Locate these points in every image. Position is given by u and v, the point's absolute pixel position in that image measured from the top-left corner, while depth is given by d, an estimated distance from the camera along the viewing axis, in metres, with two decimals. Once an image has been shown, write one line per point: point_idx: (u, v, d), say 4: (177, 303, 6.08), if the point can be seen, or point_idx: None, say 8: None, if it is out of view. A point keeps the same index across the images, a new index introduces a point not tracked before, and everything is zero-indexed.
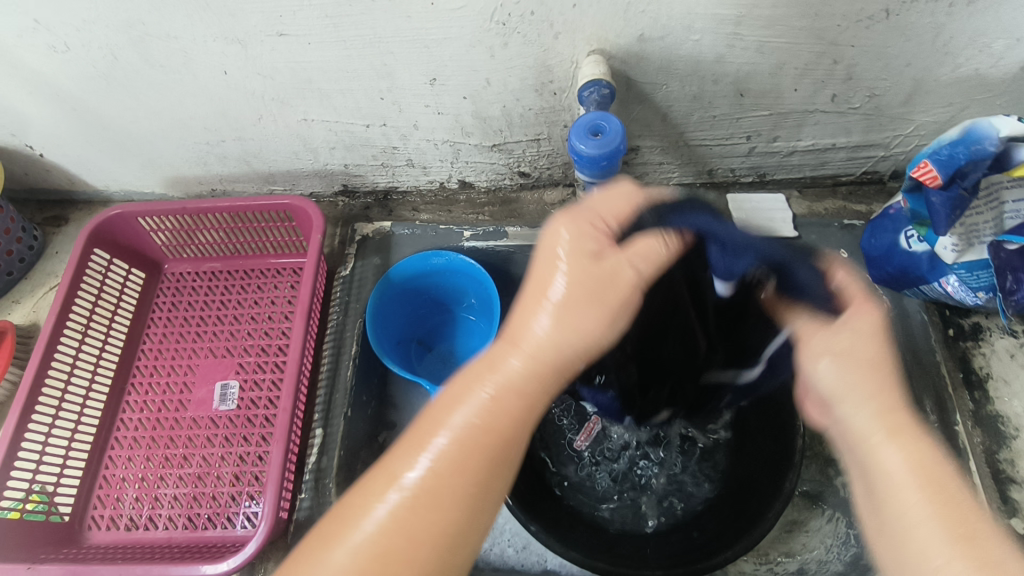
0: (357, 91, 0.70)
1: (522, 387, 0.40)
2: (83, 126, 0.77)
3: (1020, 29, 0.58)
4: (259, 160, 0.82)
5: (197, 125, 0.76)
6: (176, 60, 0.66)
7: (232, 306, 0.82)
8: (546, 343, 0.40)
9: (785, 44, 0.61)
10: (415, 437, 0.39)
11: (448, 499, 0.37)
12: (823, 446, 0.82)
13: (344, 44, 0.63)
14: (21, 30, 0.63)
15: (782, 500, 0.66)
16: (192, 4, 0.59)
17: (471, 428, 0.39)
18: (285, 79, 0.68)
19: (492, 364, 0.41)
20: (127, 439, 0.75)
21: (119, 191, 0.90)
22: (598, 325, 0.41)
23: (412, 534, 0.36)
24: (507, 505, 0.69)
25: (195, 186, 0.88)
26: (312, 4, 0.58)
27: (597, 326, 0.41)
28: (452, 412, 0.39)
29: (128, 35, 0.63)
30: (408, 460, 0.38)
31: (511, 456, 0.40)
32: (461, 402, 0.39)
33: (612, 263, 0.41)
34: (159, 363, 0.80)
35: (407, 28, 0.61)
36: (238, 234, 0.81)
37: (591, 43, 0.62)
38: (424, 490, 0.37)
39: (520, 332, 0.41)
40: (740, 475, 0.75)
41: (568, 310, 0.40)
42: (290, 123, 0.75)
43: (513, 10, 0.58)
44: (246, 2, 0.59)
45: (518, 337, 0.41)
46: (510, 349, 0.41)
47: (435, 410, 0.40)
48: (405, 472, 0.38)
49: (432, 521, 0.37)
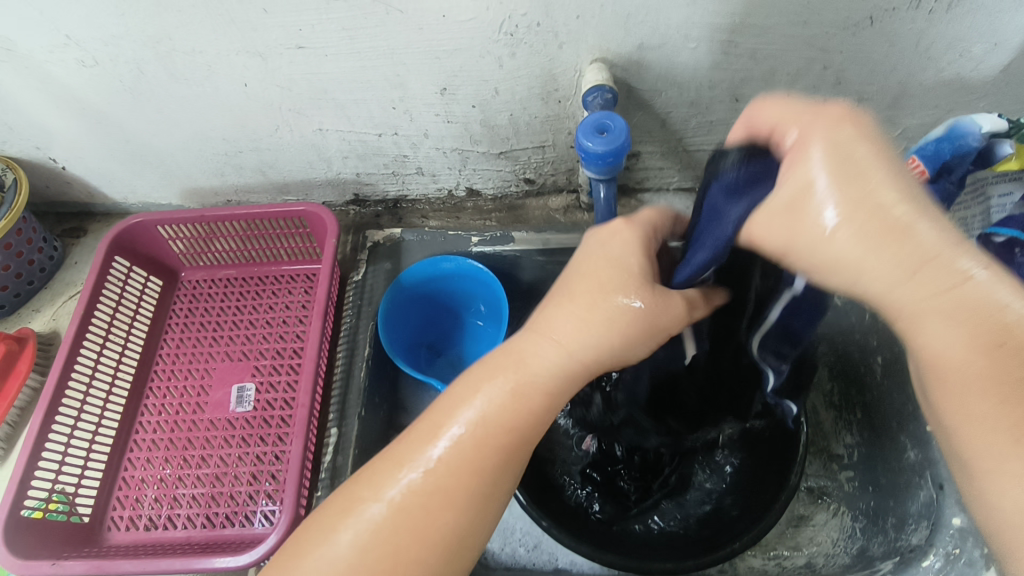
0: (371, 101, 0.73)
1: (505, 409, 0.44)
2: (106, 139, 0.81)
3: (997, 33, 0.62)
4: (275, 171, 0.86)
5: (216, 137, 0.80)
6: (199, 74, 0.70)
7: (248, 311, 0.84)
8: (540, 367, 0.44)
9: (777, 51, 0.65)
10: (424, 429, 0.45)
11: (441, 502, 0.43)
12: (824, 441, 0.84)
13: (359, 55, 0.67)
14: (53, 46, 0.67)
15: (788, 492, 0.67)
16: (216, 19, 0.63)
17: (480, 426, 0.43)
18: (302, 90, 0.72)
19: (489, 377, 0.45)
20: (146, 441, 0.77)
21: (137, 203, 0.93)
22: (575, 333, 0.44)
23: (413, 536, 0.42)
24: (518, 502, 0.70)
25: (211, 197, 0.91)
26: (330, 17, 0.62)
27: (574, 334, 0.44)
28: (445, 427, 0.44)
29: (154, 50, 0.67)
30: (401, 465, 0.44)
31: (491, 461, 0.44)
32: (450, 421, 0.44)
33: (594, 266, 0.45)
34: (177, 368, 0.82)
35: (420, 39, 0.64)
36: (254, 241, 0.85)
37: (594, 52, 0.65)
38: (427, 492, 0.43)
39: (532, 342, 0.45)
40: (747, 470, 0.76)
41: (548, 329, 0.45)
42: (305, 133, 0.79)
43: (520, 21, 0.62)
44: (268, 17, 0.62)
45: (530, 342, 0.45)
46: (510, 364, 0.45)
47: (432, 421, 0.45)
48: (399, 475, 0.43)
49: (436, 522, 0.42)
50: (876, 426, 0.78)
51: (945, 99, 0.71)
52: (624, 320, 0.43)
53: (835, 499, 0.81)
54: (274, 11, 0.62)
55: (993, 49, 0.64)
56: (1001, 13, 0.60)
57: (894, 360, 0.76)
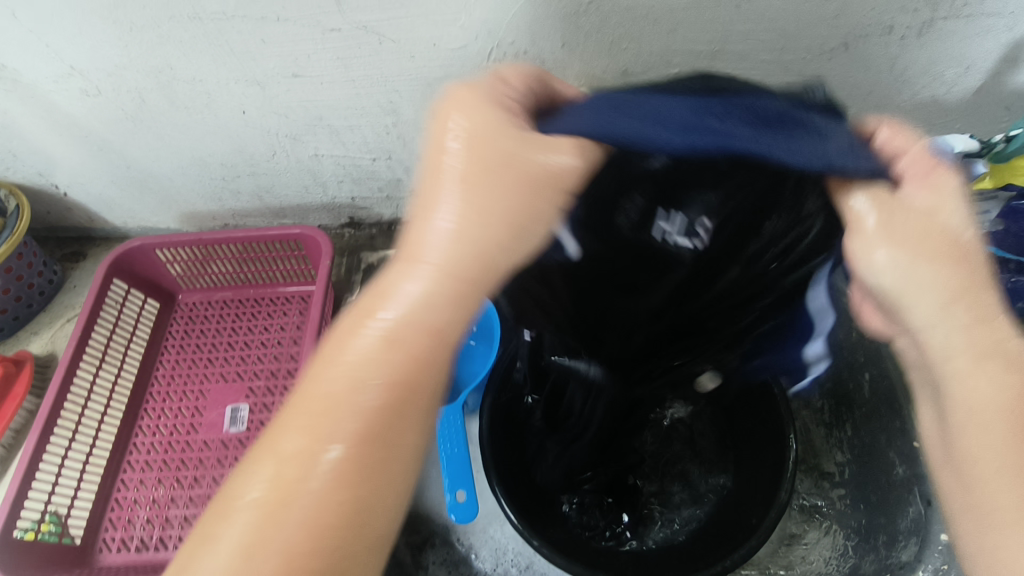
0: (365, 127, 0.75)
1: (419, 330, 0.36)
2: (108, 165, 0.83)
3: (967, 59, 0.65)
4: (272, 195, 0.88)
5: (215, 162, 0.82)
6: (199, 102, 0.72)
7: (243, 333, 0.86)
8: (452, 245, 0.37)
9: (756, 76, 0.67)
10: (301, 410, 0.35)
11: (353, 464, 0.34)
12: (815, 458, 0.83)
13: (353, 83, 0.69)
14: (58, 76, 0.69)
15: (777, 510, 0.66)
16: (216, 50, 0.65)
17: (395, 349, 0.35)
18: (298, 117, 0.74)
19: (387, 293, 0.37)
20: (139, 462, 0.78)
21: (136, 228, 0.95)
22: (491, 219, 0.37)
23: (317, 512, 0.33)
24: (511, 522, 0.69)
25: (209, 221, 0.93)
26: (325, 46, 0.65)
27: (490, 222, 0.37)
28: (342, 362, 0.35)
29: (156, 80, 0.69)
30: (297, 426, 0.34)
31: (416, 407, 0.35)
32: (348, 351, 0.36)
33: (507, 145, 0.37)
34: (172, 389, 0.83)
35: (412, 67, 0.67)
36: (250, 264, 0.86)
37: (580, 78, 0.68)
38: (335, 461, 0.34)
39: (417, 247, 0.37)
40: (738, 489, 0.76)
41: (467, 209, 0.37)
42: (301, 158, 0.81)
43: (508, 50, 0.64)
44: (265, 47, 0.65)
45: (417, 251, 0.37)
46: (407, 270, 0.37)
47: (322, 368, 0.36)
48: (293, 440, 0.34)
49: (339, 499, 0.33)
50: (866, 443, 0.79)
51: (922, 121, 0.73)
52: (552, 185, 0.37)
53: (828, 517, 0.80)
54: (272, 42, 0.64)
55: (964, 73, 0.66)
56: (969, 39, 0.63)
57: (882, 377, 0.78)
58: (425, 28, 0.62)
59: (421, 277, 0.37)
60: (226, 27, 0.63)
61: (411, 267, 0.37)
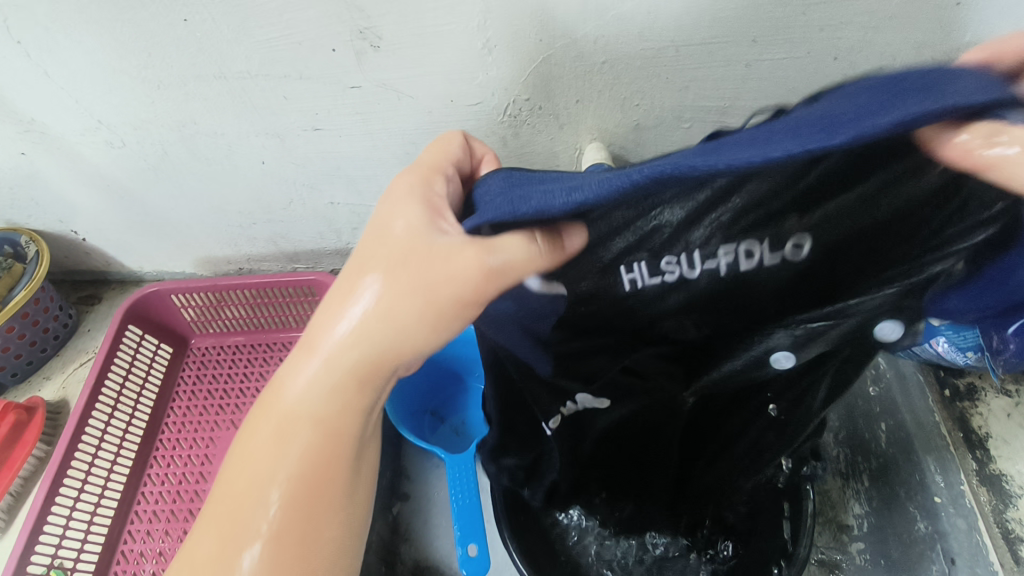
0: (382, 177, 0.77)
1: (327, 409, 0.41)
2: (127, 213, 0.84)
3: None
4: (286, 241, 0.89)
5: (232, 210, 0.83)
6: (220, 154, 0.74)
7: (254, 378, 0.86)
8: (343, 348, 0.40)
9: None
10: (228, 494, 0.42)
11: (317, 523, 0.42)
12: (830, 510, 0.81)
13: (371, 136, 0.71)
14: (85, 130, 0.71)
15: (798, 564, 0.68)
16: (240, 106, 0.67)
17: (316, 423, 0.41)
18: (316, 168, 0.75)
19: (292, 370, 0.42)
20: (147, 513, 0.77)
21: (152, 271, 0.96)
22: (416, 317, 0.39)
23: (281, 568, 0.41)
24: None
25: (224, 265, 0.94)
26: (345, 102, 0.66)
27: (416, 319, 0.40)
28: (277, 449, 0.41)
29: (179, 133, 0.71)
30: (252, 511, 0.41)
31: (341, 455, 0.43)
32: (280, 443, 0.41)
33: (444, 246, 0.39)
34: (182, 437, 0.83)
35: (428, 122, 0.69)
36: (263, 309, 0.87)
37: (592, 133, 0.69)
38: (286, 525, 0.41)
39: (318, 339, 0.41)
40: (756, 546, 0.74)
41: (393, 297, 0.40)
42: (318, 207, 0.82)
43: (523, 106, 0.66)
44: (287, 103, 0.67)
45: (315, 344, 0.41)
46: (306, 355, 0.41)
47: (247, 458, 0.42)
48: (256, 523, 0.41)
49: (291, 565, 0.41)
50: None
51: None
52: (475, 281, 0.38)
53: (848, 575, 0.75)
54: (293, 98, 0.66)
55: None
56: None
57: (897, 428, 0.78)
58: (443, 85, 0.64)
59: (313, 368, 0.41)
60: (250, 84, 0.65)
61: (305, 359, 0.41)
